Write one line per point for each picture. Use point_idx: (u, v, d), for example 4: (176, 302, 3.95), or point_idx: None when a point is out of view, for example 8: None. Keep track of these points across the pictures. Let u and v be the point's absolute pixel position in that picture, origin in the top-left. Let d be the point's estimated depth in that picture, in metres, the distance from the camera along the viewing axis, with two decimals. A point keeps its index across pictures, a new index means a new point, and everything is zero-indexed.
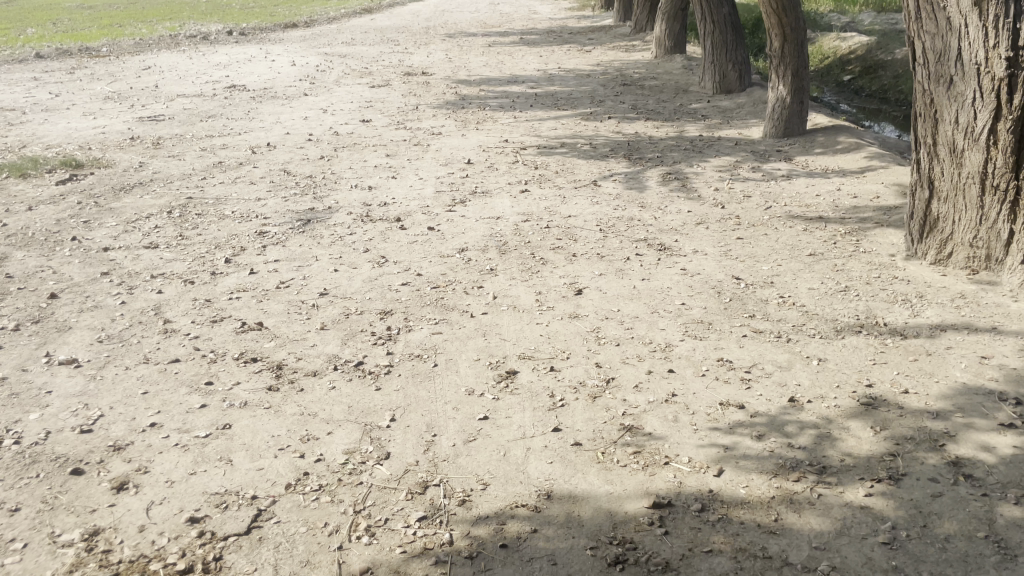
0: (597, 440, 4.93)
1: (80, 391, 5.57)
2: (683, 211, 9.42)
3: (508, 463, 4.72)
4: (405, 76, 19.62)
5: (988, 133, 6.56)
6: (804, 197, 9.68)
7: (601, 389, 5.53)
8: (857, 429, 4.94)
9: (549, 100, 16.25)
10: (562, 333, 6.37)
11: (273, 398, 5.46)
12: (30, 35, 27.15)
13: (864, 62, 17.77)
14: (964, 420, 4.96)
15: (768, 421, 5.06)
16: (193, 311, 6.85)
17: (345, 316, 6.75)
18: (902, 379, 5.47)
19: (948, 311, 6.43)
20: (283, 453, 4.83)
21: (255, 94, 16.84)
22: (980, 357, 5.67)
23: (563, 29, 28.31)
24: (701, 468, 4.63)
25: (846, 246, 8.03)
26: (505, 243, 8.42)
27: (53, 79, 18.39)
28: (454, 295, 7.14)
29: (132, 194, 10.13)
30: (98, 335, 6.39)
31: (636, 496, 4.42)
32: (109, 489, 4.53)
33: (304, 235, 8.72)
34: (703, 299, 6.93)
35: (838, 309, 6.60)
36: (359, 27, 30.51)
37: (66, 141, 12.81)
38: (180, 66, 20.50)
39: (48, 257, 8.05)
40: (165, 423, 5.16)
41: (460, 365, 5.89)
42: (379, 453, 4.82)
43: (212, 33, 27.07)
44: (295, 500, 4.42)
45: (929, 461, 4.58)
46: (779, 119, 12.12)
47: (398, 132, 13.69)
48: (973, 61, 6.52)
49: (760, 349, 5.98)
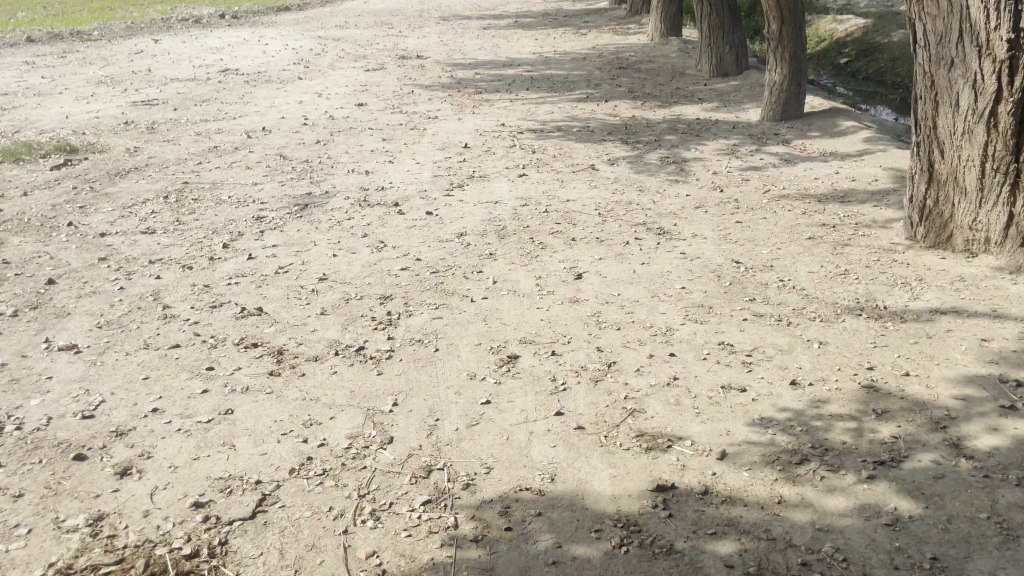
0: (599, 423, 4.95)
1: (81, 377, 5.55)
2: (682, 194, 9.41)
3: (512, 447, 4.73)
4: (400, 59, 19.51)
5: (988, 116, 6.56)
6: (803, 181, 9.67)
7: (602, 372, 5.55)
8: (858, 411, 4.96)
9: (545, 84, 16.16)
10: (562, 318, 6.37)
11: (275, 383, 5.45)
12: (20, 19, 26.90)
13: (860, 45, 17.72)
14: (965, 402, 4.99)
15: (769, 403, 5.08)
16: (193, 297, 6.83)
17: (345, 301, 6.74)
18: (903, 362, 5.49)
19: (947, 294, 6.45)
20: (286, 438, 4.82)
21: (249, 78, 16.73)
22: (980, 339, 5.70)
23: (558, 12, 28.18)
24: (704, 451, 4.65)
25: (845, 229, 8.04)
26: (504, 227, 8.41)
27: (46, 64, 18.24)
28: (454, 280, 7.13)
29: (128, 179, 10.07)
30: (97, 321, 6.37)
31: (639, 478, 4.44)
32: (112, 474, 4.53)
33: (303, 220, 8.69)
34: (702, 282, 6.94)
35: (838, 293, 6.61)
36: (352, 10, 30.25)
37: (59, 126, 12.71)
38: (174, 50, 20.33)
39: (45, 243, 8.00)
40: (167, 408, 5.16)
41: (461, 350, 5.89)
42: (383, 437, 4.82)
43: (205, 16, 26.85)
44: (300, 484, 4.42)
45: (931, 443, 4.61)
46: (776, 103, 12.09)
47: (394, 116, 13.63)
48: (974, 44, 6.51)
49: (761, 333, 5.99)
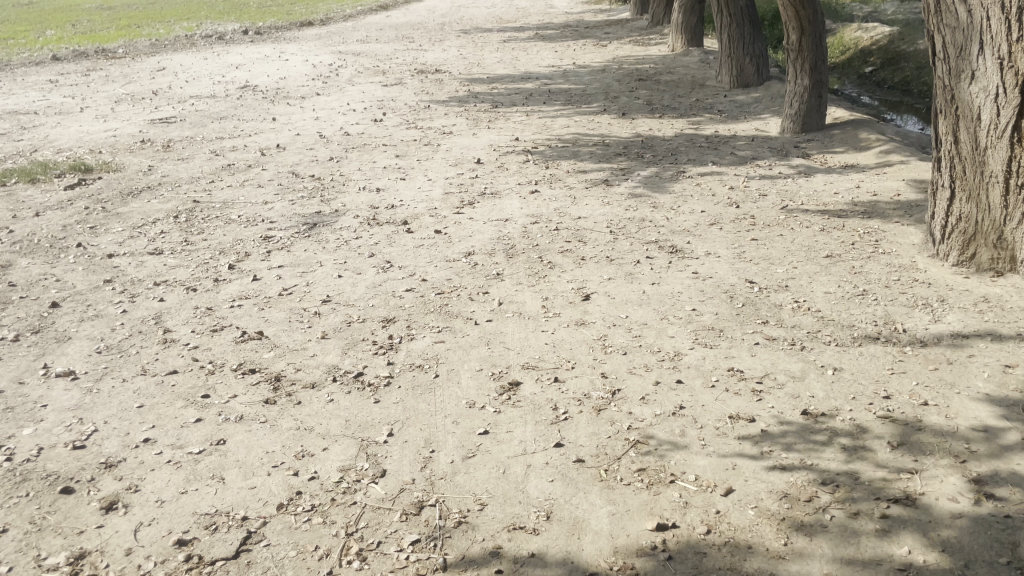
0: (600, 456, 4.76)
1: (75, 405, 5.47)
2: (697, 211, 9.19)
3: (507, 482, 4.55)
4: (419, 73, 19.48)
5: (1011, 131, 6.29)
6: (822, 196, 9.41)
7: (606, 400, 5.36)
8: (872, 443, 4.73)
9: (562, 97, 16.03)
10: (567, 342, 6.19)
11: (270, 412, 5.33)
12: (47, 37, 27.35)
13: (886, 53, 17.37)
14: (987, 434, 4.73)
15: (779, 434, 4.87)
16: (194, 320, 6.75)
17: (348, 324, 6.62)
18: (921, 390, 5.24)
19: (971, 316, 6.18)
20: (276, 471, 4.69)
21: (267, 95, 16.79)
22: (1004, 366, 5.43)
23: (580, 24, 28.08)
24: (708, 486, 4.44)
25: (864, 247, 7.77)
26: (513, 246, 8.25)
27: (70, 82, 18.46)
28: (459, 302, 6.99)
29: (140, 199, 10.08)
30: (97, 345, 6.31)
31: (640, 517, 4.25)
32: (98, 509, 4.43)
33: (310, 240, 8.61)
34: (714, 304, 6.73)
35: (856, 315, 6.36)
36: (374, 24, 30.33)
37: (77, 145, 12.80)
38: (195, 67, 20.50)
39: (52, 264, 7.99)
40: (159, 438, 5.05)
41: (462, 377, 5.72)
42: (375, 470, 4.67)
43: (228, 32, 27.08)
44: (287, 521, 4.29)
45: (950, 480, 4.36)
46: (797, 115, 11.84)
47: (409, 131, 13.56)
48: (995, 56, 6.27)
49: (773, 358, 5.76)
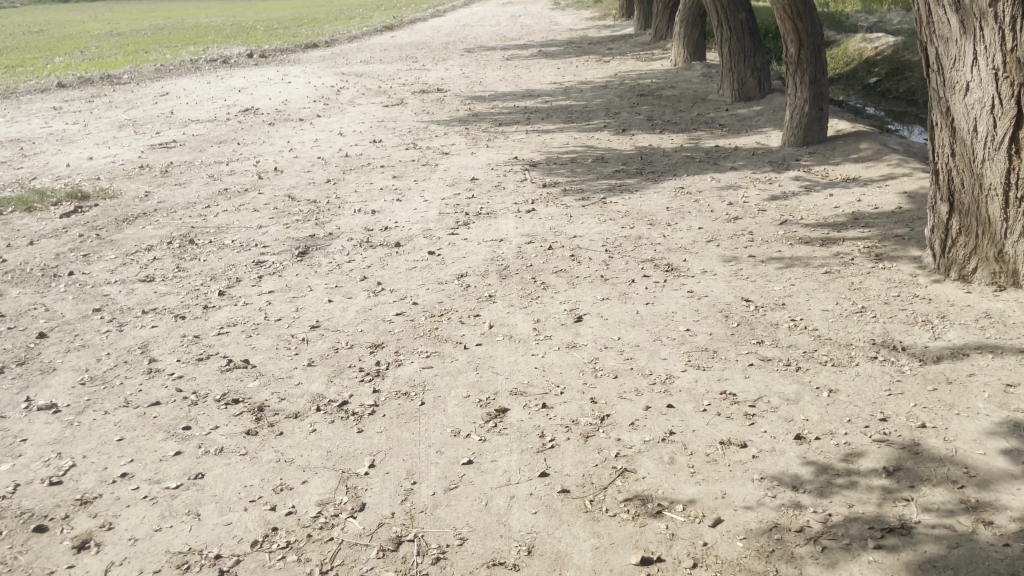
0: (586, 486, 4.62)
1: (55, 439, 5.38)
2: (694, 227, 9.05)
3: (489, 515, 4.42)
4: (421, 93, 19.48)
5: (1009, 142, 6.17)
6: (822, 210, 9.25)
7: (594, 427, 5.21)
8: (867, 469, 4.58)
9: (563, 114, 15.97)
10: (557, 366, 6.06)
11: (251, 443, 5.23)
12: (55, 64, 27.66)
13: (890, 63, 17.22)
14: (986, 458, 4.56)
15: (771, 461, 4.71)
16: (180, 349, 6.67)
17: (335, 350, 6.51)
18: (919, 411, 5.08)
19: (972, 332, 6.02)
20: (253, 506, 4.59)
21: (268, 118, 16.82)
22: (1005, 385, 5.25)
23: (584, 40, 28.13)
24: (696, 517, 4.29)
25: (862, 262, 7.62)
26: (507, 267, 8.14)
27: (74, 109, 18.58)
28: (450, 325, 6.87)
29: (135, 225, 10.05)
30: (81, 377, 6.23)
31: (624, 550, 4.10)
32: (69, 548, 4.33)
33: (303, 264, 8.53)
34: (708, 324, 6.58)
35: (853, 333, 6.21)
36: (378, 45, 30.44)
37: (76, 172, 12.82)
38: (198, 91, 20.62)
39: (43, 294, 7.95)
40: (137, 473, 4.96)
41: (449, 404, 5.60)
42: (354, 504, 4.56)
43: (232, 56, 27.25)
44: (260, 559, 4.18)
45: (947, 507, 4.21)
46: (797, 128, 11.72)
47: (407, 152, 13.52)
48: (990, 67, 6.16)
49: (767, 380, 5.61)
